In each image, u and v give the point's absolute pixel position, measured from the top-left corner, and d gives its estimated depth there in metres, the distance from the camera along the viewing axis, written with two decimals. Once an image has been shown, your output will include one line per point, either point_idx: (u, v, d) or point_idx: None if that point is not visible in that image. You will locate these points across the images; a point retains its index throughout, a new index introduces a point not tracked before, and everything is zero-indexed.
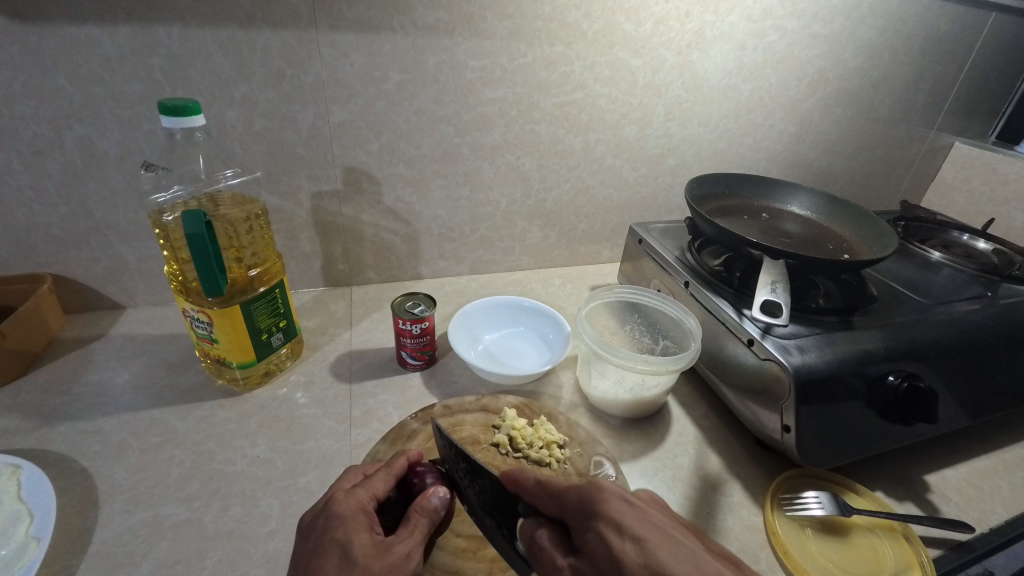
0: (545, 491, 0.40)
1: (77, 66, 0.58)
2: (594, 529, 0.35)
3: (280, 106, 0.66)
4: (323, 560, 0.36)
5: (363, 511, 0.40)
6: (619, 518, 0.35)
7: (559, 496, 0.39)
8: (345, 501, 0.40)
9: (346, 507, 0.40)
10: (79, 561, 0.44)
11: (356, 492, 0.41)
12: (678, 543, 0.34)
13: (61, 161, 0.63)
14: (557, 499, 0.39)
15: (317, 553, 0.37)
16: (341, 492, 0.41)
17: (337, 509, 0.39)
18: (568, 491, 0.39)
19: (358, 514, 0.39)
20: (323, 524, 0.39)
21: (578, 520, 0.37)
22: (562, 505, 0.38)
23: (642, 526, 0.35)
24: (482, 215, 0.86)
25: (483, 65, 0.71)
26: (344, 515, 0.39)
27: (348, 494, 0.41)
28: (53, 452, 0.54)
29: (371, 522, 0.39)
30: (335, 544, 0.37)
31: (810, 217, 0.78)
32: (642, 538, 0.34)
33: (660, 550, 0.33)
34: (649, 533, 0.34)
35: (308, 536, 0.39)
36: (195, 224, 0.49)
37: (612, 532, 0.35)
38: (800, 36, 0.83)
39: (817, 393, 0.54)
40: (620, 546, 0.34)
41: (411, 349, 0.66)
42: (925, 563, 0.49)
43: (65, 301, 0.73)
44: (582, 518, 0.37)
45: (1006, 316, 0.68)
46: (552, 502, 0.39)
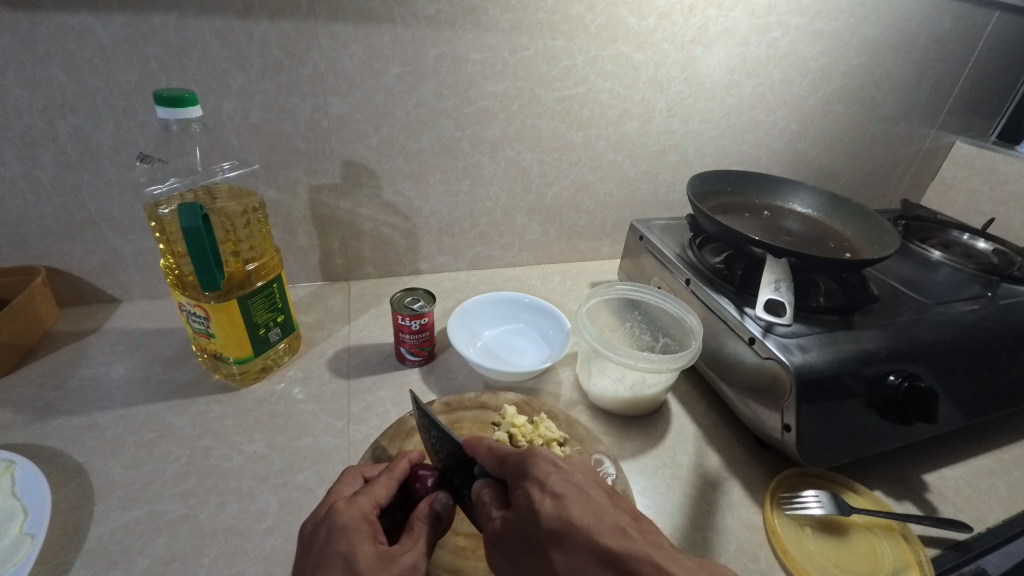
0: (487, 452, 0.41)
1: (70, 54, 0.57)
2: (522, 487, 0.37)
3: (278, 98, 0.65)
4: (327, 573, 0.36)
5: (366, 521, 0.39)
6: (545, 477, 0.37)
7: (498, 456, 0.40)
8: (347, 511, 0.39)
9: (349, 517, 0.39)
10: (74, 559, 0.43)
11: (357, 500, 0.41)
12: (592, 499, 0.37)
13: (54, 152, 0.62)
14: (497, 460, 0.40)
15: (320, 565, 0.37)
16: (342, 501, 0.40)
17: (340, 520, 0.39)
18: (508, 453, 0.40)
19: (361, 524, 0.39)
20: (325, 535, 0.38)
21: (512, 478, 0.39)
22: (501, 464, 0.40)
23: (563, 485, 0.37)
24: (482, 210, 0.85)
25: (484, 58, 0.70)
26: (347, 526, 0.38)
27: (349, 503, 0.40)
28: (46, 448, 0.53)
29: (374, 532, 0.39)
30: (339, 557, 0.37)
31: (812, 215, 0.78)
32: (559, 493, 0.36)
33: (573, 505, 0.36)
34: (569, 490, 0.37)
35: (310, 546, 0.38)
36: (192, 217, 0.48)
37: (536, 489, 0.37)
38: (803, 32, 0.82)
39: (818, 392, 0.54)
40: (538, 499, 0.36)
41: (410, 345, 0.65)
42: (924, 563, 0.49)
43: (59, 294, 0.72)
44: (514, 476, 0.38)
45: (1005, 315, 0.68)
46: (492, 462, 0.41)
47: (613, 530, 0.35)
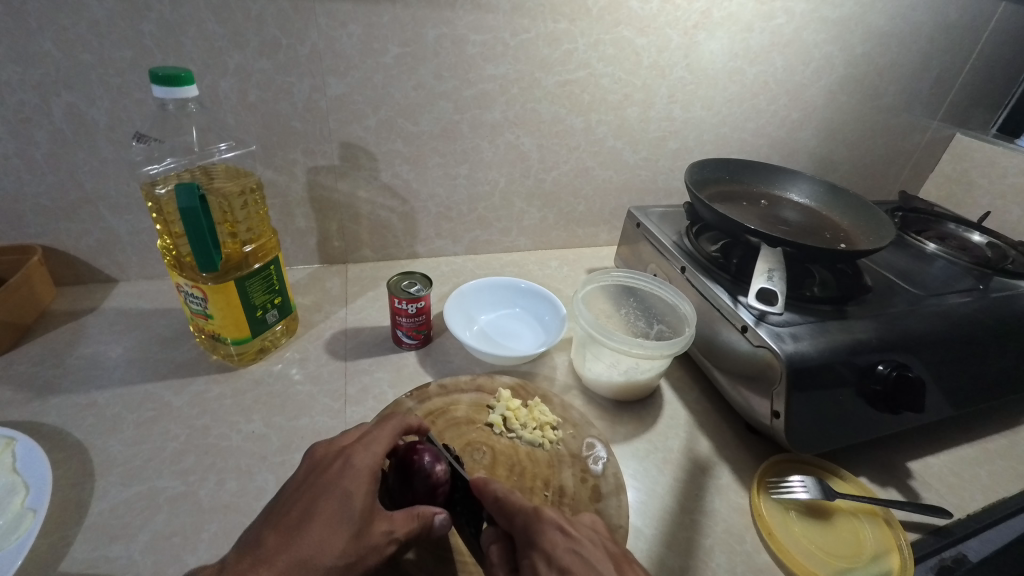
0: (501, 509, 0.40)
1: (64, 30, 0.56)
2: (529, 558, 0.37)
3: (275, 77, 0.65)
4: (323, 506, 0.40)
5: (372, 472, 0.42)
6: (553, 549, 0.37)
7: (509, 515, 0.40)
8: (363, 457, 0.43)
9: (362, 463, 0.42)
10: (76, 533, 0.44)
11: (374, 448, 0.44)
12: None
13: (49, 129, 0.61)
14: (507, 518, 0.40)
15: (322, 495, 0.40)
16: (360, 447, 0.44)
17: (351, 463, 0.42)
18: (518, 513, 0.40)
19: (368, 476, 0.42)
20: (336, 470, 0.42)
21: (521, 543, 0.38)
22: (511, 525, 0.40)
23: (570, 560, 0.37)
24: (480, 194, 0.85)
25: (485, 40, 0.70)
26: (358, 472, 0.42)
27: (366, 451, 0.43)
28: (46, 425, 0.54)
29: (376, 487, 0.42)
30: (339, 497, 0.40)
31: (810, 205, 0.78)
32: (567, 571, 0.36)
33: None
34: (576, 568, 0.36)
35: (318, 475, 0.42)
36: (189, 198, 0.48)
37: (542, 562, 0.37)
38: (808, 19, 0.81)
39: (808, 381, 0.55)
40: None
41: (407, 328, 0.66)
42: (904, 547, 0.51)
43: (55, 273, 0.72)
44: (523, 541, 0.38)
45: (996, 309, 0.69)
46: (504, 519, 0.40)
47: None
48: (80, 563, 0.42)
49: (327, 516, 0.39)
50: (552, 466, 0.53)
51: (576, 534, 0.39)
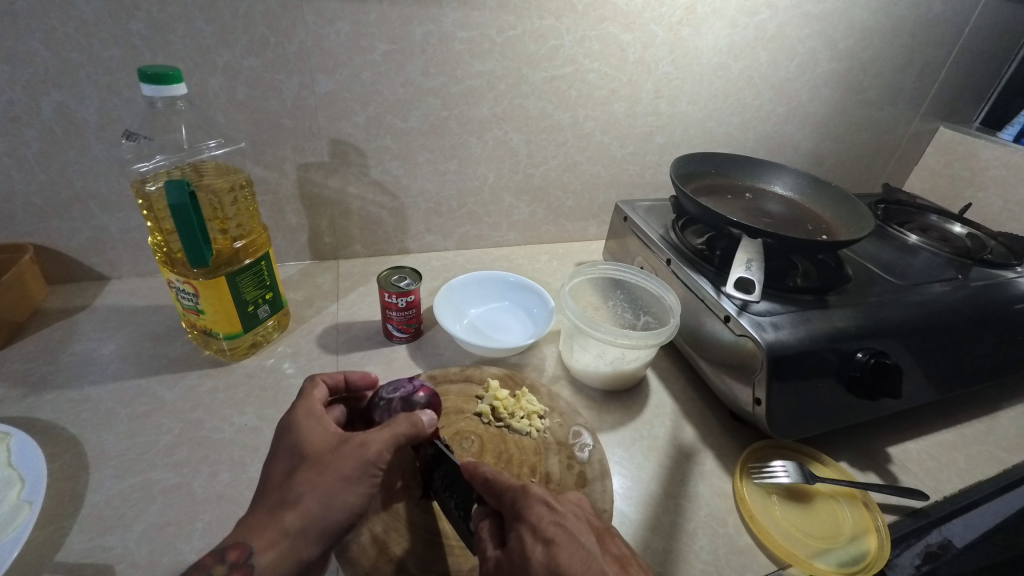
0: (490, 488, 0.41)
1: (52, 29, 0.56)
2: (517, 531, 0.38)
3: (264, 75, 0.65)
4: (275, 464, 0.43)
5: (314, 415, 0.46)
6: (539, 522, 0.38)
7: (497, 493, 0.41)
8: (297, 412, 0.46)
9: (298, 413, 0.46)
10: (71, 524, 0.45)
11: (306, 403, 0.47)
12: (583, 547, 0.37)
13: (39, 128, 0.61)
14: (496, 496, 0.41)
15: (276, 448, 0.44)
16: (293, 406, 0.47)
17: (292, 413, 0.47)
18: (506, 491, 0.41)
19: (312, 418, 0.46)
20: (280, 433, 0.45)
21: (509, 517, 0.40)
22: (499, 502, 0.41)
23: (555, 531, 0.38)
24: (469, 189, 0.86)
25: (472, 37, 0.70)
26: (298, 422, 0.45)
27: (301, 406, 0.47)
28: (41, 420, 0.55)
29: (330, 421, 0.46)
30: (288, 448, 0.44)
31: (793, 197, 0.80)
32: (552, 542, 0.37)
33: (564, 552, 0.36)
34: (561, 539, 0.37)
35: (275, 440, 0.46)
36: (179, 194, 0.49)
37: (528, 533, 0.38)
38: (791, 15, 0.82)
39: (788, 368, 0.56)
40: (532, 546, 0.37)
41: (397, 322, 0.67)
42: (881, 528, 0.53)
43: (47, 271, 0.73)
44: (511, 516, 0.39)
45: (975, 298, 0.70)
46: (493, 498, 0.41)
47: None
48: (76, 552, 0.43)
49: (291, 457, 0.43)
50: (539, 453, 0.54)
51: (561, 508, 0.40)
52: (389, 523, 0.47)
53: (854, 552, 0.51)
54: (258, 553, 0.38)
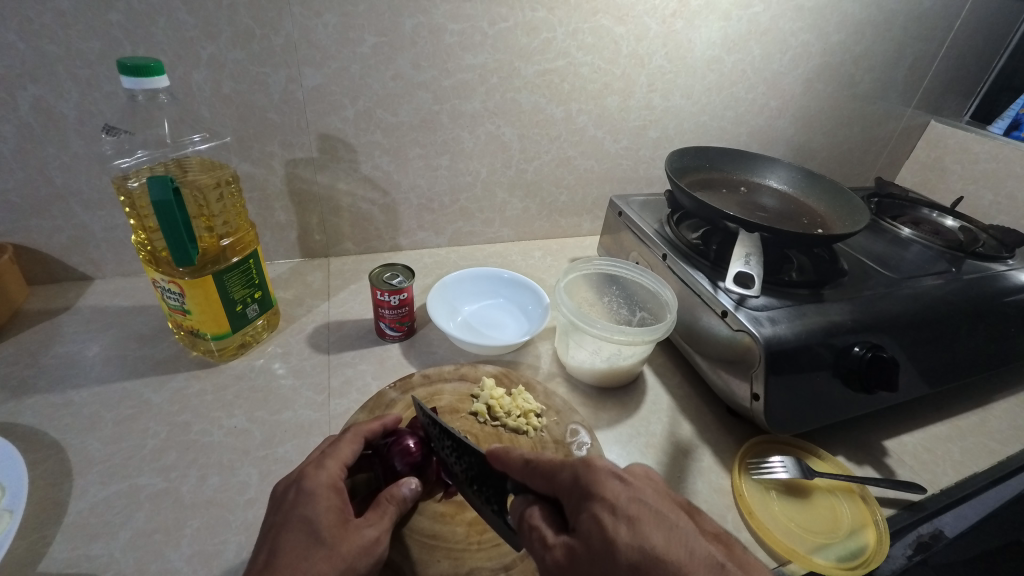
0: (534, 470, 0.39)
1: (28, 20, 0.54)
2: (588, 510, 0.35)
3: (249, 68, 0.64)
4: (287, 536, 0.37)
5: (331, 487, 0.41)
6: (615, 498, 0.35)
7: (551, 473, 0.38)
8: (315, 476, 0.41)
9: (315, 481, 0.41)
10: (54, 532, 0.44)
11: (326, 465, 0.42)
12: (672, 524, 0.34)
13: (16, 124, 0.59)
14: (549, 477, 0.38)
15: (284, 527, 0.38)
16: (311, 467, 0.42)
17: (311, 477, 0.41)
18: (559, 469, 0.38)
19: (328, 492, 0.40)
20: (293, 498, 0.40)
21: (575, 499, 0.36)
22: (554, 482, 0.38)
23: (636, 508, 0.34)
24: (461, 185, 0.84)
25: (463, 29, 0.69)
26: (314, 491, 0.40)
27: (319, 469, 0.42)
28: (22, 425, 0.53)
29: (343, 497, 0.41)
30: (302, 521, 0.38)
31: (788, 192, 0.79)
32: (633, 517, 0.34)
33: (652, 531, 0.33)
34: (646, 516, 0.34)
35: (277, 510, 0.40)
36: (162, 190, 0.47)
37: (606, 513, 0.34)
38: (784, 8, 0.82)
39: (786, 362, 0.56)
40: (612, 527, 0.34)
41: (389, 320, 0.66)
42: (879, 522, 0.53)
43: (28, 272, 0.71)
44: (577, 496, 0.36)
45: (968, 290, 0.70)
46: (542, 480, 0.39)
47: (710, 566, 0.31)
48: (60, 562, 0.42)
49: (301, 541, 0.37)
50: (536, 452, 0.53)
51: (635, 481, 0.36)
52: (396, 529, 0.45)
53: (853, 547, 0.50)
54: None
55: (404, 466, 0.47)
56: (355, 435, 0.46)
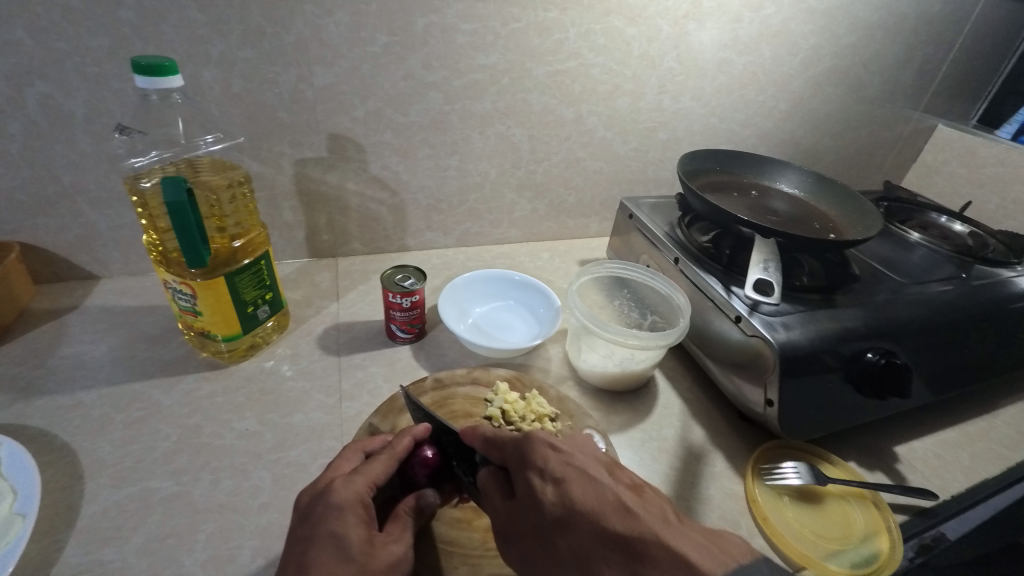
0: (490, 445, 0.43)
1: (37, 17, 0.53)
2: (525, 477, 0.40)
3: (260, 67, 0.63)
4: (317, 551, 0.37)
5: (358, 504, 0.40)
6: (546, 464, 0.39)
7: (499, 446, 0.42)
8: (344, 491, 0.40)
9: (344, 496, 0.40)
10: (67, 537, 0.44)
11: (355, 481, 0.42)
12: (593, 480, 0.38)
13: (23, 121, 0.59)
14: (499, 449, 0.42)
15: (313, 541, 0.38)
16: (339, 480, 0.41)
17: (339, 491, 0.40)
18: (507, 442, 0.42)
19: (356, 507, 0.40)
20: (321, 512, 0.39)
21: (515, 467, 0.41)
22: (503, 453, 0.42)
23: (563, 469, 0.39)
24: (470, 185, 0.84)
25: (474, 29, 0.69)
26: (343, 507, 0.39)
27: (347, 484, 0.41)
28: (31, 427, 0.52)
29: (369, 514, 0.41)
30: (332, 537, 0.38)
31: (799, 196, 0.79)
32: (562, 480, 0.38)
33: (575, 488, 0.38)
34: (571, 475, 0.39)
35: (302, 522, 0.39)
36: (175, 191, 0.47)
37: (537, 477, 0.39)
38: (796, 10, 0.81)
39: (800, 368, 0.56)
40: (542, 488, 0.38)
41: (400, 322, 0.65)
42: (893, 528, 0.53)
43: (34, 271, 0.70)
44: (517, 465, 0.41)
45: (977, 296, 0.70)
46: (495, 452, 0.43)
47: (616, 509, 0.36)
48: (73, 567, 0.42)
49: (331, 556, 0.37)
50: None
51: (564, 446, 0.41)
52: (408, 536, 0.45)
53: (867, 554, 0.50)
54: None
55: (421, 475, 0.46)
56: (390, 456, 0.44)
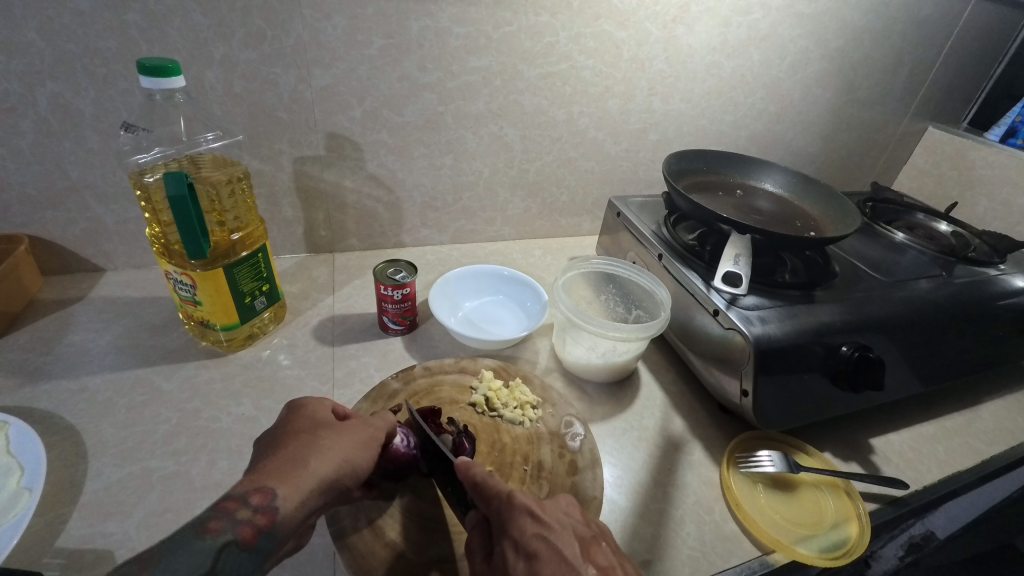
0: (478, 494, 0.42)
1: (49, 19, 0.56)
2: (501, 546, 0.39)
3: (260, 68, 0.66)
4: (294, 429, 0.44)
5: (327, 407, 0.48)
6: (522, 537, 0.39)
7: (485, 500, 0.41)
8: (311, 401, 0.49)
9: (312, 402, 0.48)
10: (71, 510, 0.46)
11: (320, 399, 0.50)
12: (564, 563, 0.38)
13: (34, 119, 0.62)
14: (485, 503, 0.41)
15: (290, 426, 0.45)
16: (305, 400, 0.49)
17: (307, 402, 0.48)
18: (494, 498, 0.41)
19: (326, 408, 0.48)
20: (294, 413, 0.47)
21: (496, 528, 0.40)
22: (488, 508, 0.41)
23: (538, 546, 0.38)
24: (464, 184, 0.86)
25: (468, 33, 0.71)
26: (313, 406, 0.47)
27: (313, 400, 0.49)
28: (38, 409, 0.55)
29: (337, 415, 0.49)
30: (306, 420, 0.45)
31: (783, 195, 0.81)
32: (534, 556, 0.38)
33: (544, 570, 0.37)
34: (543, 554, 0.38)
35: (274, 424, 0.46)
36: (178, 186, 0.49)
37: (511, 549, 0.39)
38: (783, 15, 0.83)
39: (774, 361, 0.58)
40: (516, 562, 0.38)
41: (392, 314, 0.68)
42: (862, 515, 0.55)
43: (42, 262, 0.73)
44: (498, 528, 0.40)
45: (959, 294, 0.72)
46: (481, 503, 0.41)
47: None
48: (76, 539, 0.44)
49: (304, 428, 0.44)
50: (531, 443, 0.55)
51: (545, 519, 0.40)
52: (388, 510, 0.46)
53: (835, 539, 0.52)
54: (280, 502, 0.37)
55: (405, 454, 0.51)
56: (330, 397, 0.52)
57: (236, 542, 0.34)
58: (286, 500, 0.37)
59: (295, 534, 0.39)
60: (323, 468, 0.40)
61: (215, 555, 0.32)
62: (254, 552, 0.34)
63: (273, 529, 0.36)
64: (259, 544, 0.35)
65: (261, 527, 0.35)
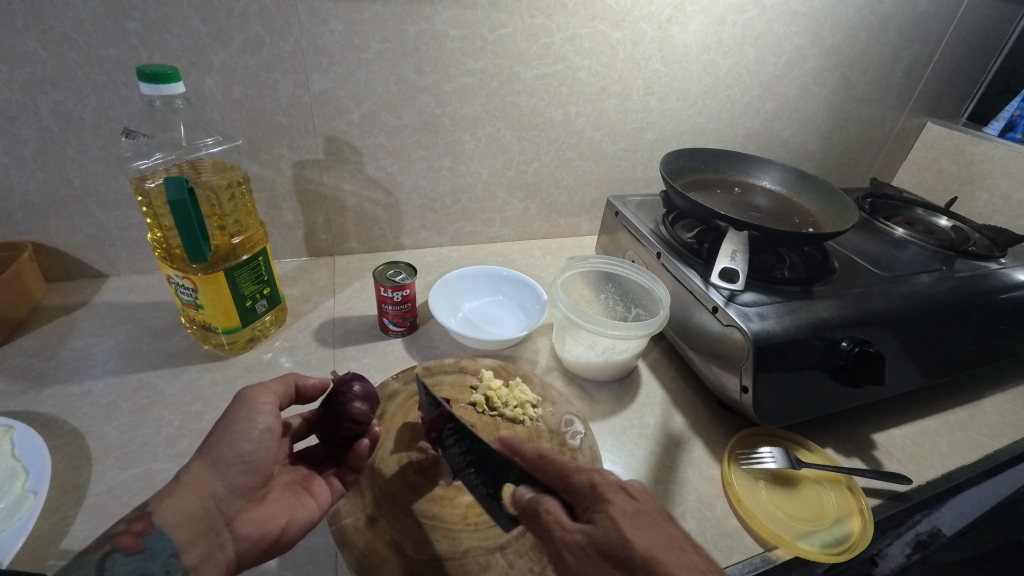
0: (558, 474, 0.41)
1: (50, 29, 0.57)
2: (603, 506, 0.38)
3: (259, 74, 0.66)
4: None
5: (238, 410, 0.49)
6: (623, 501, 0.38)
7: (572, 475, 0.41)
8: None
9: None
10: (75, 513, 0.46)
11: None
12: (667, 531, 0.37)
13: (37, 127, 0.62)
14: (569, 479, 0.41)
15: None
16: None
17: None
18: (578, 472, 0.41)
19: None
20: None
21: (588, 497, 0.39)
22: (575, 481, 0.40)
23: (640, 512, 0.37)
24: (463, 186, 0.87)
25: (464, 35, 0.72)
26: None
27: None
28: (42, 414, 0.56)
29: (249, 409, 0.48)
30: None
31: (780, 192, 0.81)
32: (641, 517, 0.37)
33: (651, 530, 0.36)
34: (648, 520, 0.37)
35: None
36: (178, 190, 0.50)
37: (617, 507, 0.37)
38: (778, 12, 0.84)
39: (774, 357, 0.58)
40: (620, 506, 0.37)
41: (392, 316, 0.68)
42: (865, 510, 0.54)
43: (46, 269, 0.74)
44: (594, 494, 0.39)
45: (960, 289, 0.72)
46: (564, 481, 0.41)
47: (698, 562, 0.35)
48: (81, 541, 0.44)
49: None
50: (531, 441, 0.55)
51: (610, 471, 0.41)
52: (386, 509, 0.47)
53: (838, 534, 0.52)
54: (156, 506, 0.39)
55: (361, 404, 0.50)
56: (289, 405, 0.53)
57: (117, 551, 0.37)
58: (156, 502, 0.39)
59: (209, 525, 0.39)
60: (195, 458, 0.41)
61: (99, 564, 0.36)
62: (146, 553, 0.37)
63: (154, 529, 0.38)
64: (146, 545, 0.37)
65: (139, 533, 0.37)
